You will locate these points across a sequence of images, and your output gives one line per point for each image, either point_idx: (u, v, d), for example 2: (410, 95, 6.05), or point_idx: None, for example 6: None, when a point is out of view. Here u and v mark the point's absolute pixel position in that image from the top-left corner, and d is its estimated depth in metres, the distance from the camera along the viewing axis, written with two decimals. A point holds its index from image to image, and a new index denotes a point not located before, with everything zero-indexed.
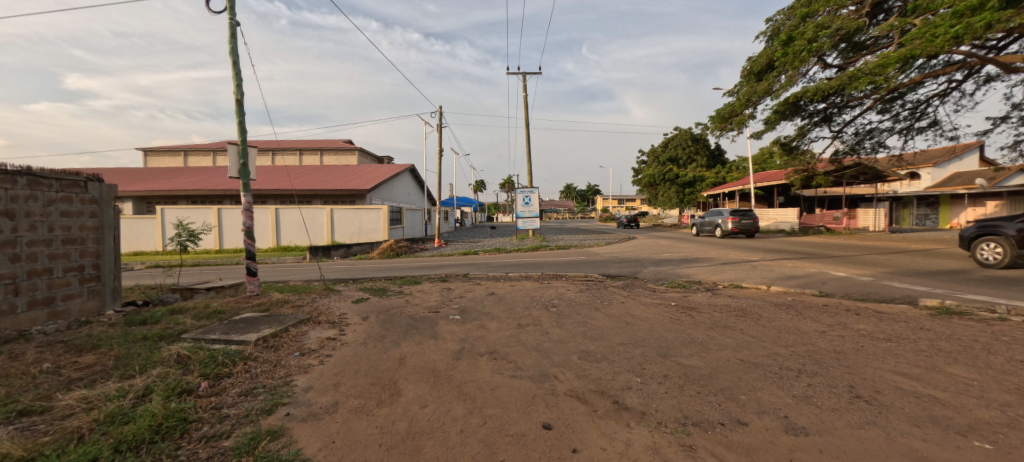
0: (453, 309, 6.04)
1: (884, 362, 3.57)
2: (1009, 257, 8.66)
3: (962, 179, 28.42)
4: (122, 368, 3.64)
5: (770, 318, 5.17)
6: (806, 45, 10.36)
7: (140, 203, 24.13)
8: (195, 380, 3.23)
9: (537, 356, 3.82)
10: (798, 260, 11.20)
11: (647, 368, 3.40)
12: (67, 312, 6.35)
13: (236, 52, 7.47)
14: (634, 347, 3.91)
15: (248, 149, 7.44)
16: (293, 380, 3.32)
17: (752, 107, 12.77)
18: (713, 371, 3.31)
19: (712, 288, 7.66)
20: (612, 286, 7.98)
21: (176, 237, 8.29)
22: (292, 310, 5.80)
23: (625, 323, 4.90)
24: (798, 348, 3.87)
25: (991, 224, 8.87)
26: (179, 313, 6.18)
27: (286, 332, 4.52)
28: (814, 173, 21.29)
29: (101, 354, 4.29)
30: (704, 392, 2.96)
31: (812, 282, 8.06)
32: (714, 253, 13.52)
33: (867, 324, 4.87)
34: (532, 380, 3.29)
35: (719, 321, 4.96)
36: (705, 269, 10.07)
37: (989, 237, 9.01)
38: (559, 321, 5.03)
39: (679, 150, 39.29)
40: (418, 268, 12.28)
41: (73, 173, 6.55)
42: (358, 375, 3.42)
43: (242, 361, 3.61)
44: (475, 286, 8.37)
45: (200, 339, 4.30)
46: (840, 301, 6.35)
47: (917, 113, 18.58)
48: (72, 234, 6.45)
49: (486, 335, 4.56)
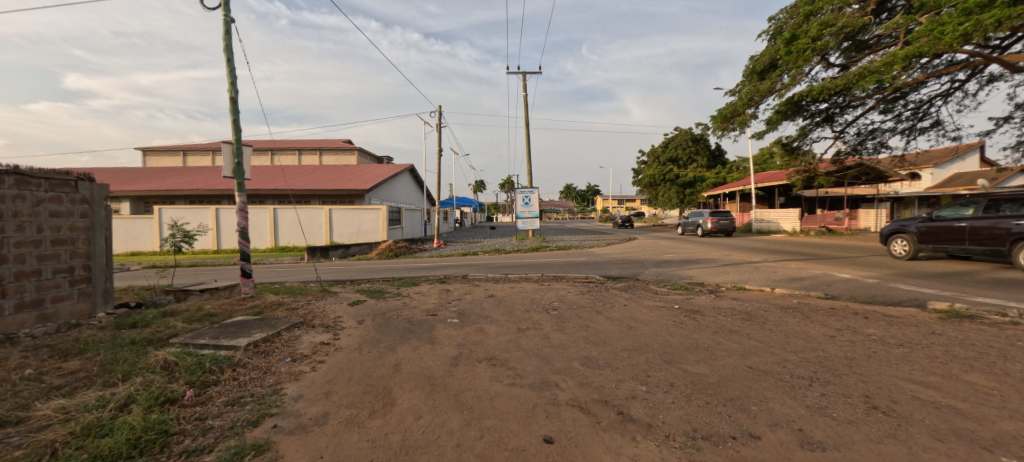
0: (451, 312, 5.91)
1: (898, 370, 3.44)
2: (912, 250, 10.88)
3: (963, 180, 28.33)
4: (105, 375, 3.50)
5: (776, 322, 5.04)
6: (810, 44, 10.25)
7: (138, 203, 24.00)
8: (180, 389, 3.09)
9: (537, 363, 3.68)
10: (802, 261, 11.05)
11: (652, 375, 3.27)
12: (57, 315, 6.21)
13: (230, 50, 7.34)
14: (638, 353, 3.77)
15: (243, 148, 7.30)
16: (282, 388, 3.17)
17: (754, 107, 12.65)
18: (722, 379, 3.18)
19: (716, 290, 7.52)
20: (613, 288, 7.85)
21: (170, 238, 8.14)
22: (286, 313, 5.67)
23: (628, 327, 4.77)
24: (807, 355, 3.74)
25: (900, 224, 11.11)
26: (170, 316, 6.04)
27: (278, 336, 4.38)
28: (816, 173, 21.16)
29: (86, 359, 4.15)
30: (712, 402, 2.82)
31: (817, 284, 7.93)
32: (716, 254, 13.37)
33: (876, 328, 4.74)
34: (532, 388, 3.15)
35: (724, 325, 4.83)
36: (708, 271, 9.93)
37: (899, 235, 11.24)
38: (560, 325, 4.91)
39: (680, 151, 39.16)
40: (416, 269, 12.13)
41: (63, 172, 6.40)
42: (350, 383, 3.28)
43: (230, 368, 3.47)
44: (475, 288, 8.23)
45: (189, 344, 4.16)
46: (846, 304, 6.22)
47: (920, 113, 18.48)
48: (62, 235, 6.31)
49: (484, 339, 4.43)
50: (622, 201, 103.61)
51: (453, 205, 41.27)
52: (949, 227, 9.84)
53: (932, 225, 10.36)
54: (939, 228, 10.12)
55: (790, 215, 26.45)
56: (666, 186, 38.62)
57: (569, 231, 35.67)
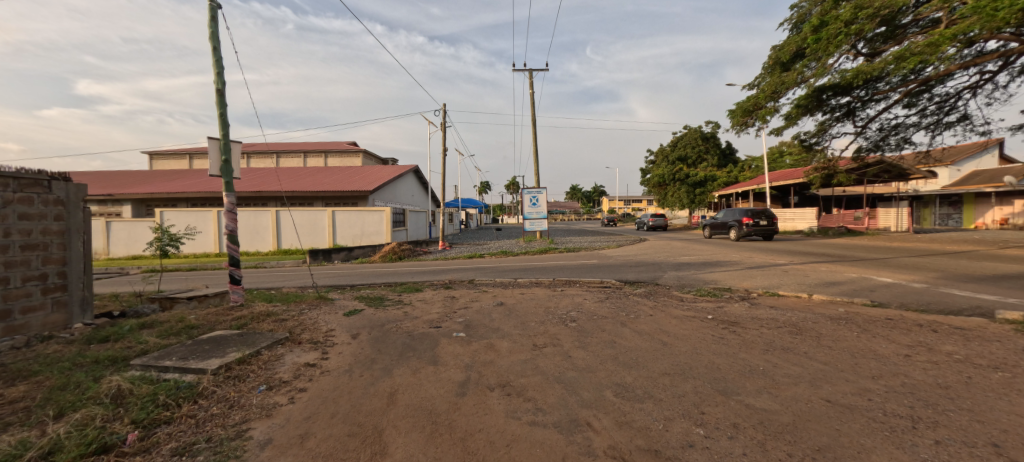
0: (457, 323, 5.29)
1: (1013, 403, 2.76)
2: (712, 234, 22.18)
3: (985, 177, 27.38)
4: (41, 408, 2.90)
5: (836, 337, 4.34)
6: (842, 28, 9.56)
7: (139, 206, 23.68)
8: (122, 431, 2.48)
9: (561, 392, 3.03)
10: (833, 264, 10.27)
11: (707, 413, 2.62)
12: (27, 327, 5.67)
13: (217, 37, 6.80)
14: (682, 379, 3.12)
15: (231, 144, 6.74)
16: (248, 429, 2.55)
17: (777, 99, 11.95)
18: (799, 419, 2.51)
19: (748, 297, 6.81)
20: (633, 294, 7.22)
21: (155, 242, 7.62)
22: (273, 325, 5.07)
23: (662, 344, 4.11)
24: (891, 383, 3.10)
25: (708, 221, 22.40)
26: (148, 328, 5.48)
27: (256, 356, 3.78)
28: (836, 170, 20.08)
29: (32, 383, 3.56)
30: (797, 455, 2.16)
31: (858, 290, 7.20)
32: (737, 256, 12.60)
33: (954, 345, 4.07)
34: (559, 430, 2.50)
35: (774, 342, 4.15)
36: (733, 274, 9.22)
37: (709, 226, 22.54)
38: (582, 340, 4.27)
39: (689, 149, 38.07)
40: (420, 273, 11.50)
41: (35, 171, 5.86)
42: (334, 421, 2.66)
43: (191, 401, 2.87)
44: (483, 295, 7.59)
45: (150, 367, 3.57)
46: (902, 314, 5.53)
47: (946, 107, 17.65)
48: (33, 239, 5.77)
49: (497, 359, 3.81)
50: (629, 202, 102.61)
51: (456, 206, 40.68)
52: (717, 223, 21.39)
53: (715, 222, 21.77)
54: (712, 224, 21.44)
55: (806, 214, 25.51)
56: (676, 186, 37.92)
57: (575, 231, 37.26)
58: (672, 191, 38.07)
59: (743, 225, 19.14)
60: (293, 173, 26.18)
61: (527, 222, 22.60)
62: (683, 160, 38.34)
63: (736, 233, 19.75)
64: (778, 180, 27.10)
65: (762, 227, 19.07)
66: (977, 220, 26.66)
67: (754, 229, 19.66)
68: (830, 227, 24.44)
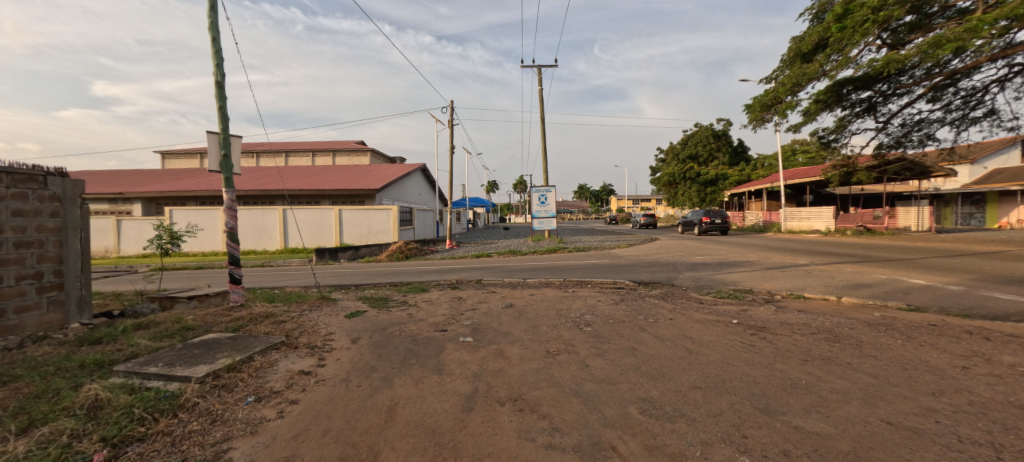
0: (464, 326, 4.99)
1: None
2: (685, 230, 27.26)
3: (1009, 174, 26.44)
4: (9, 421, 2.65)
5: (880, 346, 3.95)
6: (870, 15, 9.04)
7: (149, 204, 23.83)
8: (87, 450, 2.20)
9: (580, 408, 2.71)
10: (859, 265, 9.75)
11: (751, 437, 2.27)
12: (21, 327, 5.50)
13: (216, 28, 6.59)
14: (718, 395, 2.77)
15: (231, 139, 6.51)
16: (229, 449, 2.26)
17: (798, 93, 11.46)
18: (861, 446, 2.15)
19: (773, 300, 6.41)
20: (649, 295, 6.85)
21: (156, 240, 7.42)
22: (270, 327, 4.82)
23: (688, 351, 3.76)
24: (956, 401, 2.73)
25: (682, 221, 27.50)
26: (143, 330, 5.25)
27: (248, 363, 3.50)
28: (855, 167, 19.30)
29: (11, 390, 3.32)
30: None
31: (890, 293, 6.76)
32: (754, 256, 12.11)
33: (1015, 356, 3.67)
34: (581, 456, 2.17)
35: (813, 351, 3.77)
36: (753, 275, 8.81)
37: (683, 224, 27.59)
38: (599, 347, 3.93)
39: (700, 147, 37.35)
40: (427, 272, 11.24)
41: (30, 166, 5.70)
42: (325, 441, 2.36)
43: (169, 416, 2.58)
44: (491, 296, 7.26)
45: (133, 374, 3.31)
46: (944, 319, 5.11)
47: (972, 102, 16.94)
48: (27, 236, 5.59)
49: (507, 367, 3.50)
50: (638, 201, 101.88)
51: (464, 205, 40.46)
52: (687, 221, 26.57)
53: (686, 220, 26.92)
54: (684, 222, 26.69)
55: (823, 213, 24.42)
56: (687, 184, 37.27)
57: (583, 231, 35.45)
58: (683, 190, 37.45)
59: (703, 223, 24.28)
60: (300, 171, 26.13)
61: (535, 222, 22.23)
62: (693, 159, 37.70)
63: (699, 229, 24.91)
64: (793, 177, 26.39)
65: (719, 223, 24.26)
66: (1001, 219, 25.70)
67: (713, 226, 24.84)
68: (848, 227, 23.52)
